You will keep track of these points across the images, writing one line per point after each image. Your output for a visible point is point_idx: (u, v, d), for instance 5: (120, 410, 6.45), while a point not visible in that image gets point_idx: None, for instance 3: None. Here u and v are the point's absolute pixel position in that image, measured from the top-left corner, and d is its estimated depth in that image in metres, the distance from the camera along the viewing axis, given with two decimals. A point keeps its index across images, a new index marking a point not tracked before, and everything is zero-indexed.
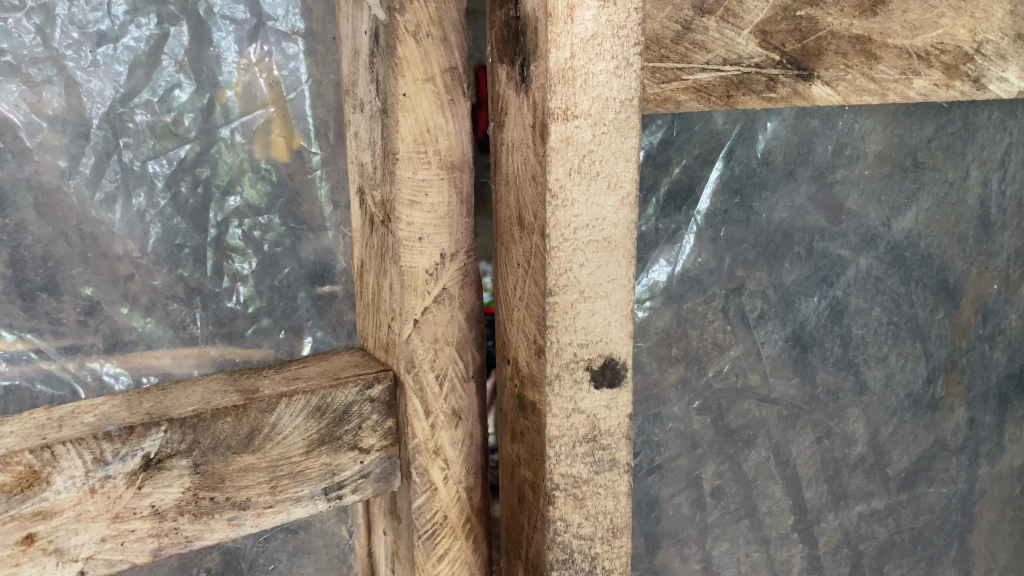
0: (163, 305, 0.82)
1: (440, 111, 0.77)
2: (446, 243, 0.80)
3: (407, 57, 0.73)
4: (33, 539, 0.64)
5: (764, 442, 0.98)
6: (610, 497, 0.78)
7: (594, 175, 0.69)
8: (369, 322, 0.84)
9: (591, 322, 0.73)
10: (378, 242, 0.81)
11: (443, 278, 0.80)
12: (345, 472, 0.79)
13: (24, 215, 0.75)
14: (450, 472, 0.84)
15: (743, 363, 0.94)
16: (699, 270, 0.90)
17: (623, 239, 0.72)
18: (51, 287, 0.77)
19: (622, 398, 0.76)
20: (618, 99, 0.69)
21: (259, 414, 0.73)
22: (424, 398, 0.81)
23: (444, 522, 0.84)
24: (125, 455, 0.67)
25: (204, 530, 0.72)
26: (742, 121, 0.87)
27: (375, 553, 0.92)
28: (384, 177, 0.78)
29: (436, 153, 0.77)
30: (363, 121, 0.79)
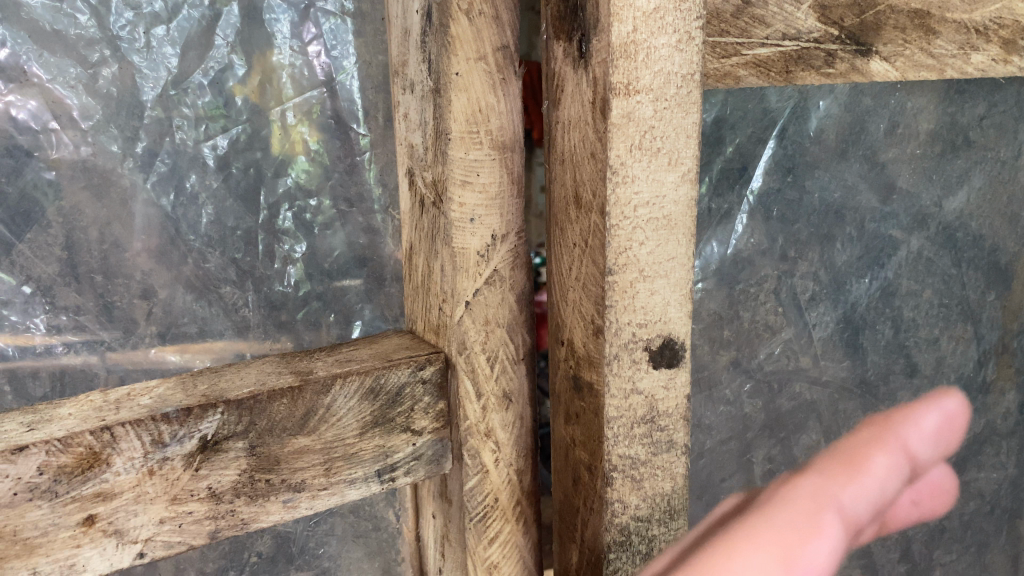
0: (215, 287, 0.81)
1: (492, 90, 0.75)
2: (496, 224, 0.78)
3: (460, 35, 0.71)
4: (93, 520, 0.63)
5: (814, 426, 0.97)
6: (667, 479, 0.78)
7: (655, 151, 0.69)
8: (419, 303, 0.83)
9: (650, 302, 0.72)
10: (429, 224, 0.79)
11: (494, 259, 0.78)
12: (397, 454, 0.78)
13: (79, 197, 0.74)
14: (501, 455, 0.83)
15: (795, 346, 0.93)
16: (752, 251, 0.89)
17: (683, 216, 0.72)
18: (106, 271, 0.77)
19: (681, 378, 0.76)
20: (680, 74, 0.68)
21: (313, 395, 0.72)
22: (476, 380, 0.79)
23: (495, 505, 0.83)
24: (182, 437, 0.65)
25: (259, 512, 0.71)
26: (795, 99, 0.86)
27: (422, 536, 0.90)
28: (436, 158, 0.76)
29: (488, 133, 0.75)
30: (413, 102, 0.78)
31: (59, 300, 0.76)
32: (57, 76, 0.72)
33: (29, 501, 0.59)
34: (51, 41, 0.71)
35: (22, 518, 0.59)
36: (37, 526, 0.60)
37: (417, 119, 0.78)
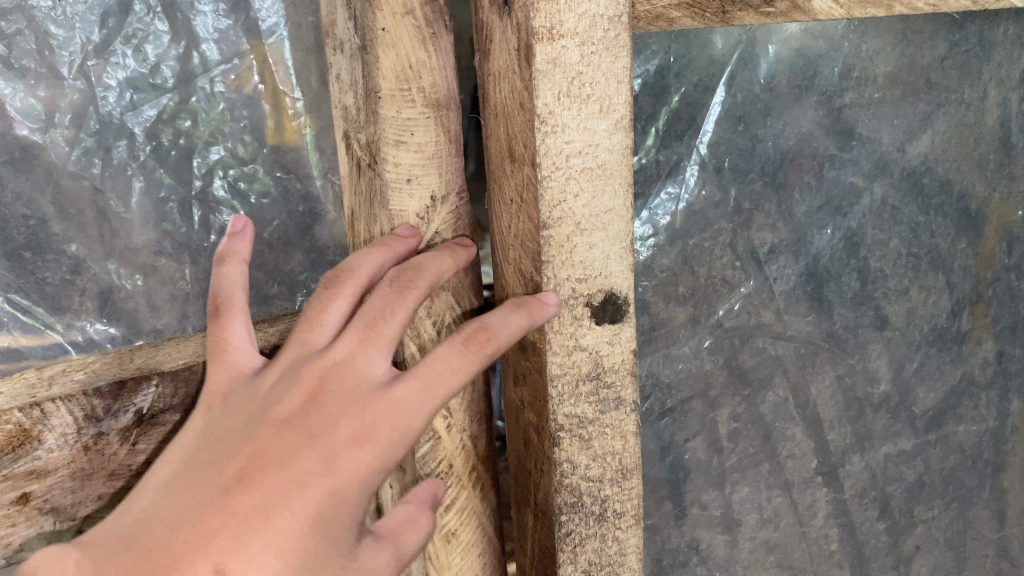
0: (152, 261, 0.80)
1: (422, 46, 0.69)
2: (435, 185, 0.72)
3: None
4: (28, 499, 0.60)
5: (781, 383, 0.95)
6: (618, 438, 0.75)
7: (584, 98, 0.67)
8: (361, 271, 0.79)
9: (589, 256, 0.70)
10: (366, 187, 0.73)
11: (435, 219, 0.73)
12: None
13: (1, 172, 0.75)
14: (453, 420, 0.80)
15: (755, 301, 0.91)
16: (704, 204, 0.86)
17: (619, 166, 0.69)
18: (35, 246, 0.76)
19: (626, 333, 0.73)
20: (606, 16, 0.66)
21: None
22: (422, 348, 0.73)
23: (450, 472, 0.81)
24: (115, 411, 0.62)
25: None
26: (742, 45, 0.83)
27: None
28: (368, 116, 0.70)
29: (420, 92, 0.70)
30: (343, 62, 0.72)
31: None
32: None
33: None
34: None
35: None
36: None
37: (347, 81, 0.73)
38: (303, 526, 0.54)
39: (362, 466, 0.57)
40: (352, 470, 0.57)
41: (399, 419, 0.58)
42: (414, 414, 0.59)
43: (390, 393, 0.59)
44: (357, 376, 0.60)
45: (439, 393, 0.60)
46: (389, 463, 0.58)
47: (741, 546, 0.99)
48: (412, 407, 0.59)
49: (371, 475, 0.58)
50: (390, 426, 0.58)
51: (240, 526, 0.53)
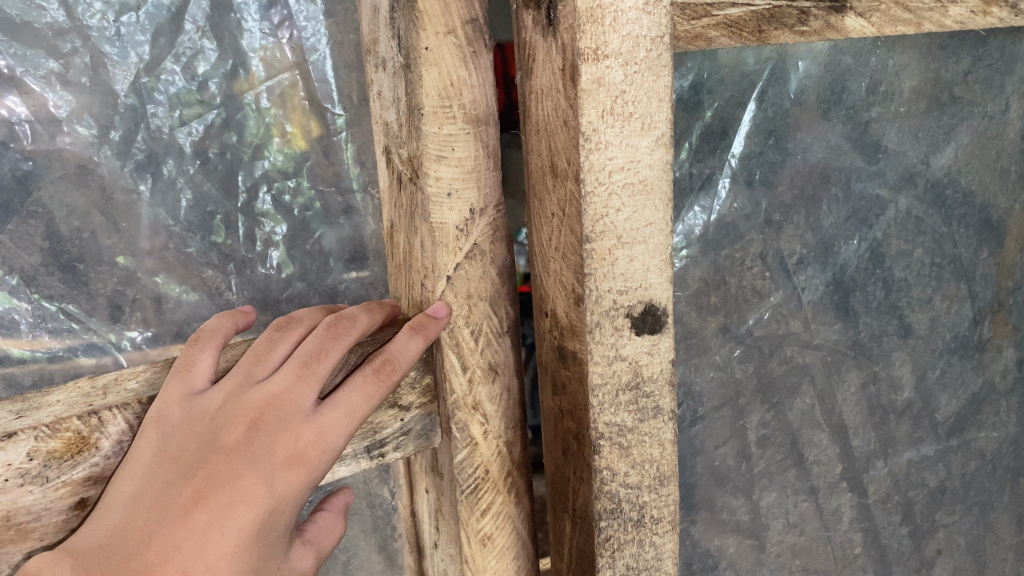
0: (198, 271, 0.83)
1: (463, 64, 0.71)
2: (473, 199, 0.75)
3: (427, 9, 0.68)
4: (84, 504, 0.62)
5: (808, 390, 0.97)
6: (655, 445, 0.78)
7: (627, 116, 0.69)
8: (403, 280, 0.81)
9: (630, 268, 0.72)
10: (408, 199, 0.76)
11: (473, 231, 0.75)
12: (387, 429, 0.77)
13: (58, 186, 0.77)
14: (490, 426, 0.80)
15: (784, 310, 0.93)
16: (736, 216, 0.88)
17: (660, 181, 0.71)
18: (88, 258, 0.79)
19: (665, 343, 0.75)
20: (649, 37, 0.68)
21: None
22: (460, 354, 0.77)
23: (485, 477, 0.81)
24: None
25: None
26: (773, 61, 0.85)
27: (418, 513, 0.90)
28: (411, 132, 0.73)
29: (460, 109, 0.72)
30: (386, 80, 0.75)
31: (42, 288, 0.78)
32: (26, 69, 0.74)
33: (22, 489, 0.58)
34: (22, 33, 0.74)
35: (15, 504, 0.58)
36: (29, 511, 0.59)
37: (390, 98, 0.76)
38: (246, 539, 0.63)
39: (294, 485, 0.65)
40: (285, 490, 0.65)
41: (327, 443, 0.66)
42: (339, 439, 0.67)
43: (318, 419, 0.66)
44: (294, 405, 0.66)
45: (357, 421, 0.68)
46: (315, 480, 0.67)
47: (768, 550, 1.01)
48: (337, 432, 0.67)
49: (301, 490, 0.66)
50: (320, 451, 0.66)
51: (195, 541, 0.62)
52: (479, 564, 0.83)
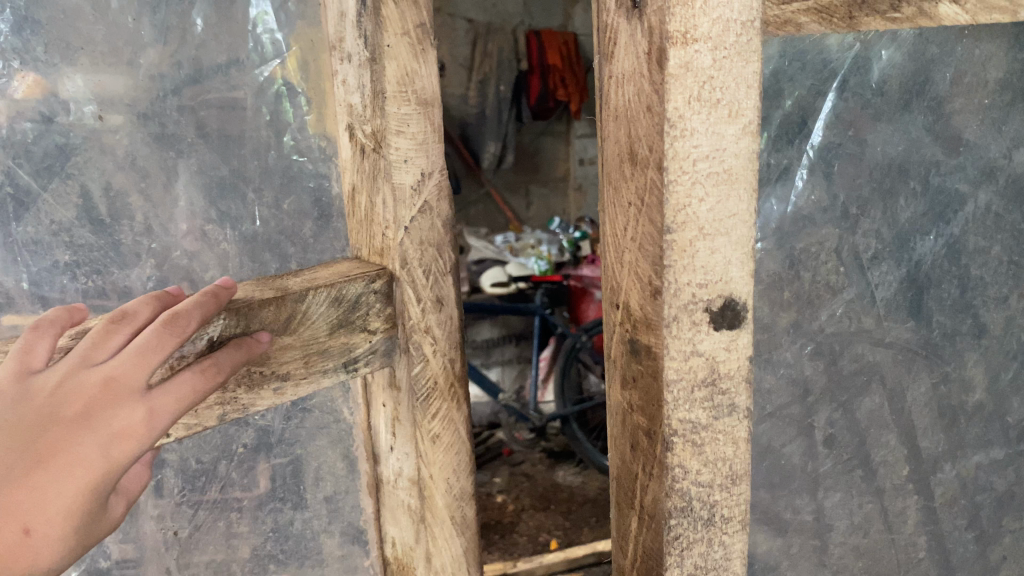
0: (200, 226, 0.97)
1: (415, 58, 0.87)
2: (426, 164, 0.91)
3: (389, 17, 0.83)
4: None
5: (878, 389, 0.94)
6: (729, 443, 0.76)
7: (714, 102, 0.66)
8: (364, 235, 0.95)
9: (711, 261, 0.69)
10: (370, 166, 0.91)
11: (424, 189, 0.91)
12: (359, 348, 0.90)
13: (91, 154, 0.91)
14: (439, 346, 0.96)
15: (857, 306, 0.90)
16: (813, 208, 0.84)
17: (745, 171, 0.69)
18: (115, 215, 0.94)
19: (743, 339, 0.73)
20: (739, 21, 0.66)
21: (293, 303, 0.81)
22: (415, 286, 0.92)
23: (435, 387, 0.96)
24: (195, 341, 0.72)
25: (248, 403, 0.80)
26: (857, 50, 0.82)
27: (375, 427, 1.02)
28: (376, 109, 0.87)
29: (414, 96, 0.88)
30: (351, 70, 0.89)
31: (73, 243, 0.92)
32: (54, 49, 0.87)
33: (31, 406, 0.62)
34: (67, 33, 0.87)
35: None
36: None
37: (354, 86, 0.90)
38: (86, 499, 0.58)
39: (124, 462, 0.60)
40: (115, 466, 0.59)
41: (158, 423, 0.62)
42: (167, 418, 0.63)
43: (153, 400, 0.62)
44: (133, 382, 0.61)
45: (185, 406, 0.65)
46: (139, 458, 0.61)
47: (831, 551, 0.97)
48: (169, 414, 0.63)
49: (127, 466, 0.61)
50: (151, 429, 0.61)
51: (20, 513, 0.55)
52: (435, 460, 0.99)
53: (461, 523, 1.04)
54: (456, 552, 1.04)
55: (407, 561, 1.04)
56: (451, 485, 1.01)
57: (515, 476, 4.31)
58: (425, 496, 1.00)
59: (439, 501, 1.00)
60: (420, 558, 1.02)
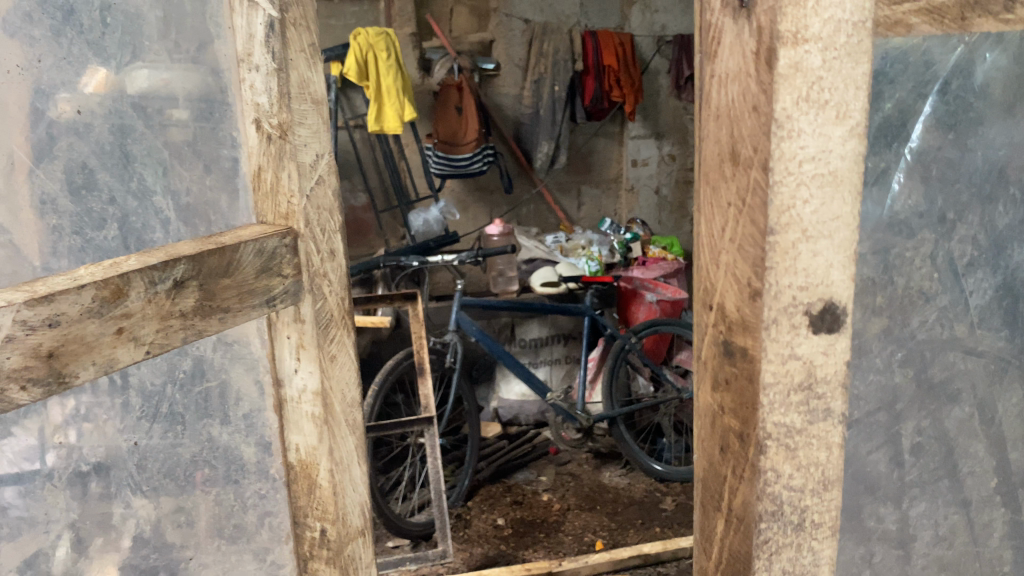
0: (149, 199, 0.79)
1: (308, 68, 0.86)
2: (319, 148, 0.88)
3: (293, 39, 0.83)
4: (123, 333, 0.67)
5: (968, 398, 0.92)
6: (823, 448, 0.75)
7: (822, 104, 0.66)
8: (267, 205, 0.86)
9: (812, 264, 0.69)
10: (275, 150, 0.84)
11: (322, 167, 0.88)
12: (276, 291, 0.84)
13: (72, 136, 0.75)
14: (332, 286, 0.91)
15: (950, 315, 0.88)
16: (909, 213, 0.83)
17: (851, 173, 0.68)
18: (91, 184, 0.76)
19: (841, 343, 0.72)
20: (851, 22, 0.65)
21: (232, 247, 0.78)
22: (313, 241, 0.87)
23: (332, 318, 0.91)
24: (162, 279, 0.71)
25: (201, 331, 0.76)
26: (960, 52, 0.81)
27: (281, 360, 0.89)
28: (284, 108, 0.83)
29: (311, 96, 0.86)
30: (256, 77, 0.83)
31: (60, 211, 0.74)
32: (46, 54, 0.72)
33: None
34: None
35: None
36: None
37: (263, 86, 0.83)
38: None
39: None
40: None
41: None
42: None
43: None
44: None
45: None
46: None
47: (913, 562, 0.95)
48: None
49: None
50: None
51: None
52: (334, 375, 0.92)
53: (354, 423, 0.97)
54: (351, 449, 0.96)
55: (311, 461, 0.91)
56: (346, 394, 0.94)
57: (562, 476, 4.31)
58: (329, 404, 0.91)
59: (338, 409, 0.93)
60: (325, 457, 0.91)
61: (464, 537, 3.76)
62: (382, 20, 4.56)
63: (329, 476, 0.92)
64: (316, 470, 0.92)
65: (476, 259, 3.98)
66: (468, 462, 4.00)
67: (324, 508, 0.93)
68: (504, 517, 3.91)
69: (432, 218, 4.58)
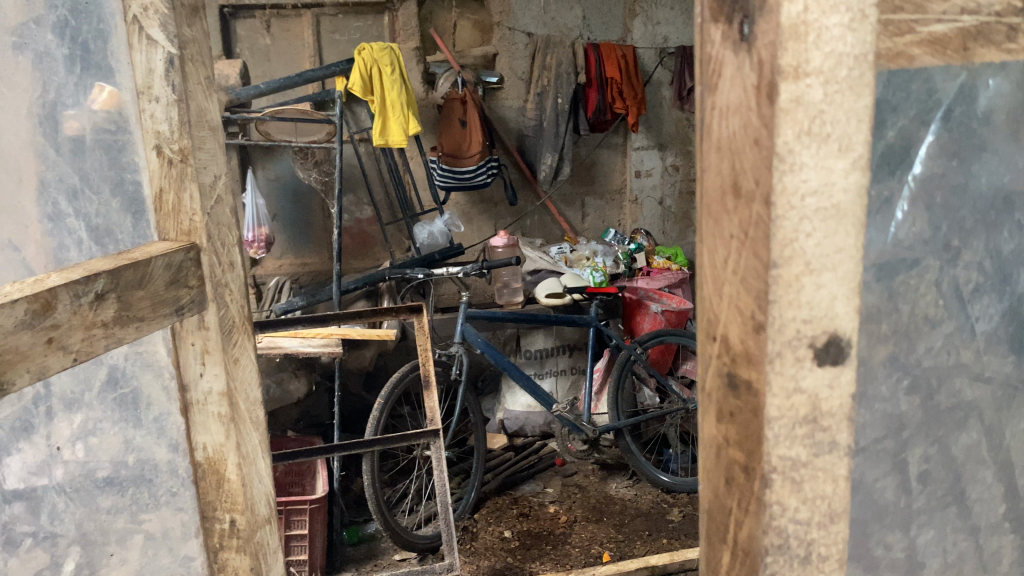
0: (63, 219, 1.09)
1: (207, 102, 1.16)
2: (217, 170, 1.17)
3: (189, 75, 1.11)
4: (53, 341, 0.85)
5: (976, 425, 0.91)
6: (829, 481, 0.74)
7: (824, 137, 0.65)
8: (170, 224, 1.12)
9: (816, 297, 0.69)
10: (177, 173, 1.10)
11: (219, 186, 1.17)
12: (183, 300, 1.09)
13: (10, 168, 1.09)
14: (235, 296, 1.19)
15: (956, 341, 0.87)
16: (914, 240, 0.82)
17: (854, 206, 0.68)
18: (22, 208, 1.10)
19: (846, 376, 0.72)
20: (852, 55, 0.65)
21: (145, 264, 1.00)
22: (217, 255, 1.15)
23: (235, 325, 1.19)
24: (85, 293, 0.90)
25: (121, 337, 0.96)
26: (962, 79, 0.80)
27: (185, 371, 1.16)
28: (183, 135, 1.10)
29: (207, 124, 1.15)
30: (159, 107, 1.09)
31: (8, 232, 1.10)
32: (24, 108, 1.08)
33: None
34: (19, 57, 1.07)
35: None
36: None
37: (163, 115, 1.09)
38: None
39: None
40: None
41: None
42: None
43: None
44: None
45: None
46: None
47: None
48: None
49: None
50: None
51: None
52: (238, 376, 1.19)
53: (255, 422, 1.23)
54: (256, 445, 1.23)
55: (219, 457, 1.18)
56: (250, 395, 1.21)
57: (568, 488, 4.29)
58: (234, 404, 1.18)
59: (242, 407, 1.20)
60: (231, 452, 1.18)
61: (470, 549, 3.75)
62: (386, 34, 4.58)
63: (235, 470, 1.18)
64: (224, 465, 1.18)
65: (482, 271, 3.95)
66: (474, 474, 3.99)
67: (233, 500, 1.19)
68: (511, 529, 3.90)
69: (437, 230, 4.59)
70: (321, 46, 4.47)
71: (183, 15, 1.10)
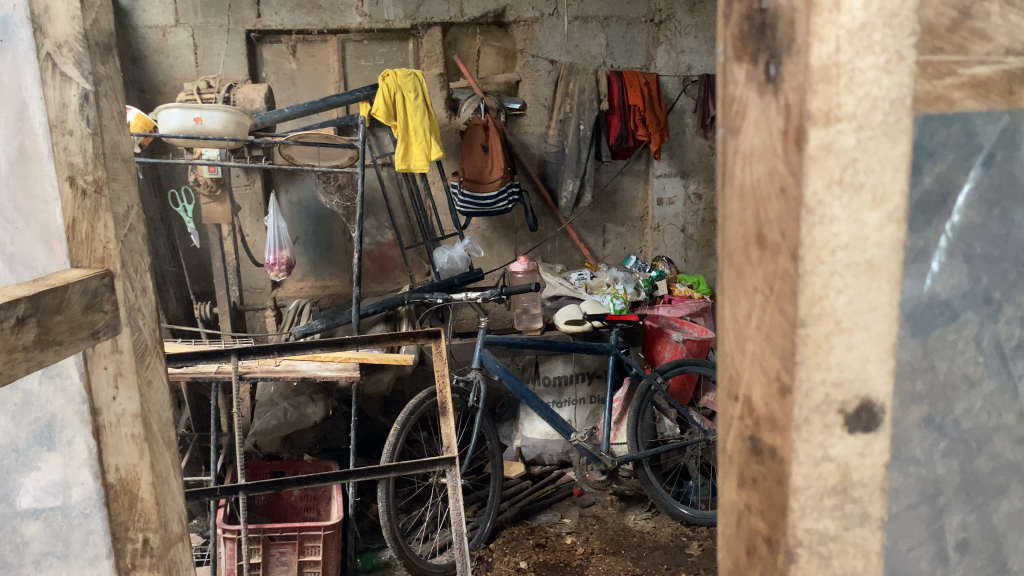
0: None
1: (120, 130, 1.04)
2: (131, 200, 1.06)
3: (104, 106, 1.01)
4: None
5: (1019, 491, 0.84)
6: (860, 557, 0.69)
7: (857, 187, 0.60)
8: (82, 252, 0.99)
9: (847, 358, 0.63)
10: (92, 204, 0.98)
11: (132, 217, 1.05)
12: (100, 326, 0.96)
13: None
14: (146, 319, 1.06)
15: (998, 401, 0.81)
16: (951, 293, 0.77)
17: (889, 260, 0.62)
18: None
19: (879, 444, 0.66)
20: (888, 99, 0.60)
21: (62, 287, 0.89)
22: (131, 282, 1.03)
23: (147, 349, 1.06)
24: (6, 318, 0.80)
25: (40, 362, 0.85)
26: (1005, 123, 0.75)
27: (95, 399, 1.00)
28: (99, 166, 0.98)
29: (121, 155, 1.04)
30: (69, 138, 0.97)
31: None
32: None
33: None
34: None
35: None
36: None
37: (77, 148, 0.97)
38: None
39: None
40: None
41: None
42: None
43: None
44: None
45: None
46: None
47: None
48: None
49: None
50: None
51: None
52: (150, 397, 1.06)
53: (167, 442, 1.10)
54: (168, 464, 1.09)
55: (132, 477, 1.04)
56: (162, 416, 1.09)
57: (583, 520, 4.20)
58: (148, 424, 1.05)
59: (156, 428, 1.07)
60: (146, 472, 1.04)
61: None
62: (410, 60, 4.58)
63: (150, 489, 1.04)
64: (138, 486, 1.04)
65: (500, 299, 3.88)
66: (491, 502, 3.93)
67: (146, 519, 1.05)
68: (526, 560, 3.82)
69: (457, 256, 4.54)
70: (346, 72, 4.48)
71: (96, 51, 0.99)
